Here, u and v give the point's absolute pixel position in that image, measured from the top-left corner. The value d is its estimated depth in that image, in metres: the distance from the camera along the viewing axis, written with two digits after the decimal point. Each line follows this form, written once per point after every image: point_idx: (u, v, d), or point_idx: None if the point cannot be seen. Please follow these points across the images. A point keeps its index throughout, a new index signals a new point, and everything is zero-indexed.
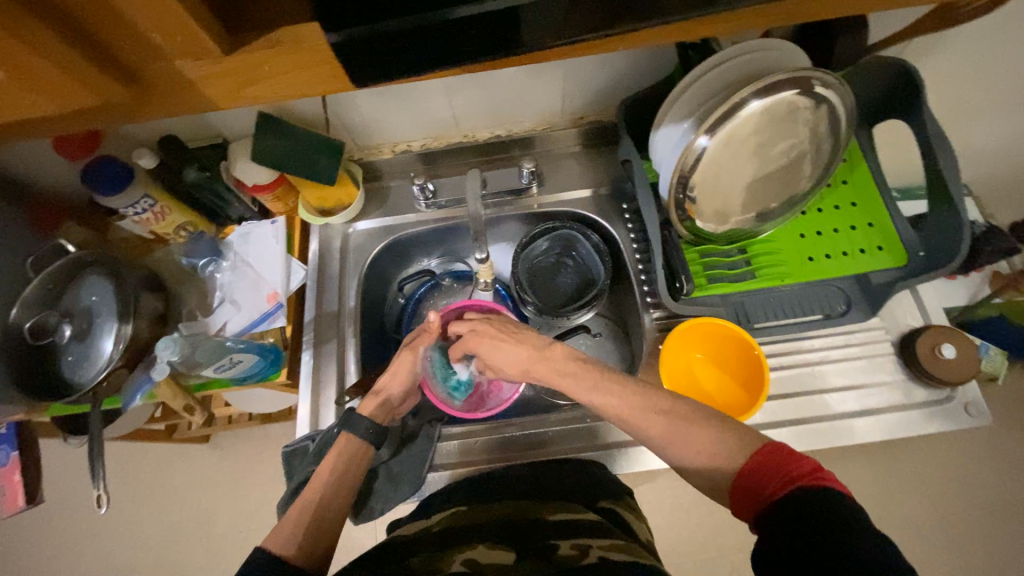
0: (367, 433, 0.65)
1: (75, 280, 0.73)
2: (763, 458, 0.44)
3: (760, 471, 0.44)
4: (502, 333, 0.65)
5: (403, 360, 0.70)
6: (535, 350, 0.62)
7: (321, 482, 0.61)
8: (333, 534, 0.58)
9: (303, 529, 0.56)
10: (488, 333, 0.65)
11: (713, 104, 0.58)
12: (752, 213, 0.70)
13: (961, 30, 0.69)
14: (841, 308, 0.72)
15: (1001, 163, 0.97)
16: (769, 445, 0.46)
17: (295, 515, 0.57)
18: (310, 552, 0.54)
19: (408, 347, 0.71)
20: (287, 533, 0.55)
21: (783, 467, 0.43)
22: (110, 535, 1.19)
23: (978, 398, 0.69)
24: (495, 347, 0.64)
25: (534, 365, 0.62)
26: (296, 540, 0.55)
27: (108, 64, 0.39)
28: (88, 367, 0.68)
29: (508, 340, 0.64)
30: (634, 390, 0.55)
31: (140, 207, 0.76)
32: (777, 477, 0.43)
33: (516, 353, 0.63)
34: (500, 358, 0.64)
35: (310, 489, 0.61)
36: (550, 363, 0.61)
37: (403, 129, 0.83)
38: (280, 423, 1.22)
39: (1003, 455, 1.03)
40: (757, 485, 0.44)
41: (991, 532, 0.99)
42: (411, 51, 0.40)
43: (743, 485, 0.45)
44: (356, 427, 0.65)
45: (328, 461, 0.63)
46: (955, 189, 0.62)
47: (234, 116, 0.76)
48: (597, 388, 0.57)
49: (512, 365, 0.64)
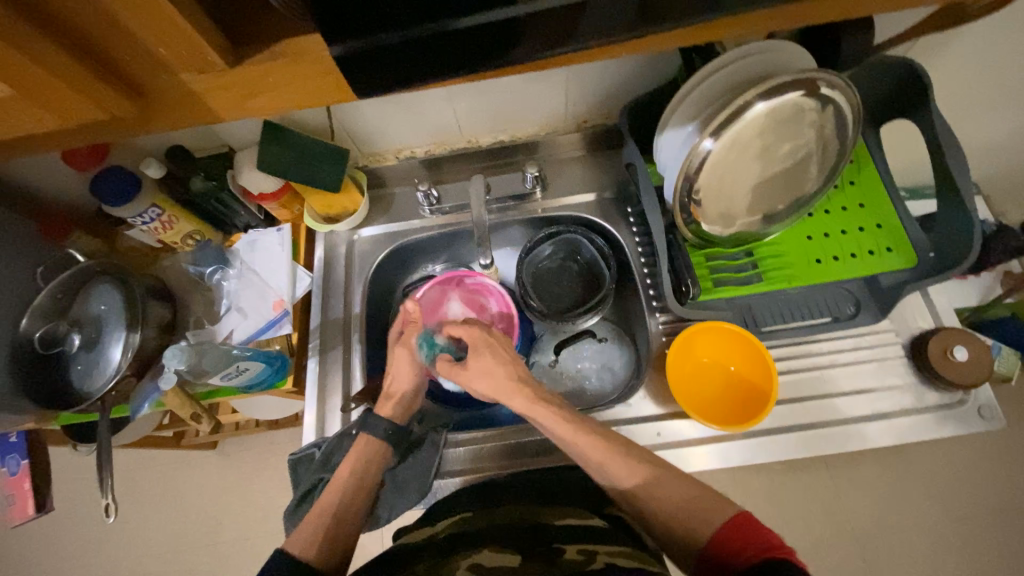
0: (387, 436, 0.67)
1: (84, 289, 0.73)
2: (738, 524, 0.45)
3: (735, 537, 0.44)
4: (496, 349, 0.64)
5: (397, 357, 0.71)
6: (517, 377, 0.61)
7: (340, 484, 0.63)
8: (345, 541, 0.59)
9: (318, 533, 0.58)
10: (487, 340, 0.65)
11: (718, 106, 0.58)
12: (757, 215, 0.69)
13: (968, 29, 0.68)
14: (850, 311, 0.71)
15: (1011, 162, 0.95)
16: (748, 516, 0.46)
17: (310, 521, 0.59)
18: (326, 556, 0.56)
19: (401, 342, 0.71)
20: (305, 535, 0.57)
21: (755, 537, 0.43)
22: (120, 542, 1.20)
23: (991, 401, 0.68)
24: (483, 353, 0.63)
25: (508, 394, 0.60)
26: (315, 545, 0.57)
27: (114, 79, 0.40)
28: (97, 376, 0.68)
29: (499, 359, 0.63)
30: (619, 443, 0.56)
31: (147, 216, 0.77)
32: (750, 545, 0.43)
33: (497, 374, 0.61)
34: (481, 380, 0.62)
35: (328, 493, 0.62)
36: (535, 392, 0.60)
37: (406, 136, 0.83)
38: (287, 430, 1.22)
39: (1019, 457, 1.01)
40: (728, 549, 0.44)
41: (1008, 537, 0.97)
42: (413, 61, 0.40)
43: (713, 549, 0.45)
44: (374, 429, 0.66)
45: (346, 465, 0.65)
46: (964, 188, 0.62)
47: (240, 126, 0.77)
48: (581, 428, 0.56)
49: (484, 387, 0.62)
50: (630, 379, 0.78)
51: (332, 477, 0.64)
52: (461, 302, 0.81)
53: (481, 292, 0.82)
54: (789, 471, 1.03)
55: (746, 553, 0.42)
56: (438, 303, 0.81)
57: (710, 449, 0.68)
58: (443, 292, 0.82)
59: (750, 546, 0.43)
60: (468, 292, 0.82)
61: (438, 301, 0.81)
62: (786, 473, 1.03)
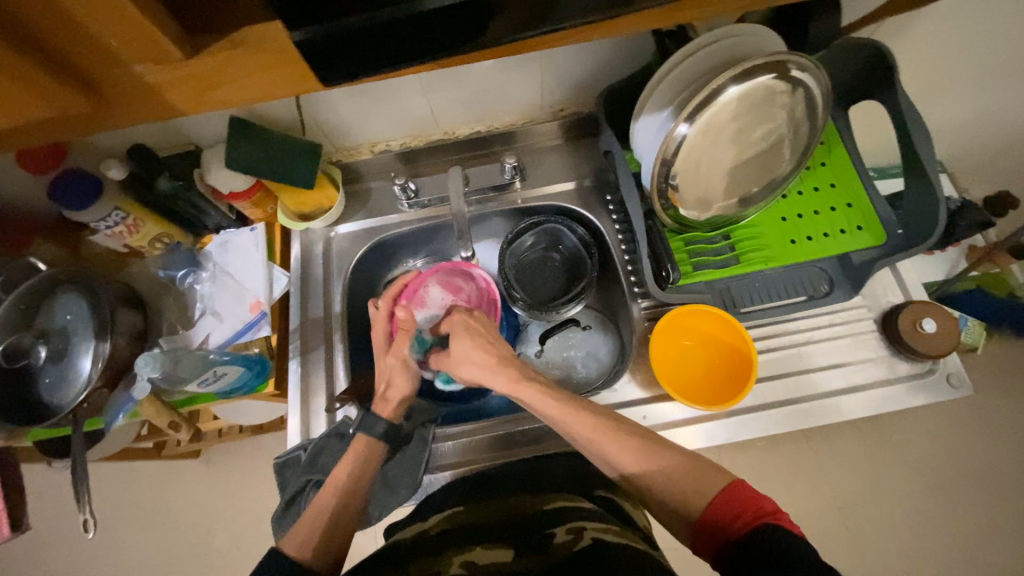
0: (383, 434, 0.66)
1: (48, 299, 0.70)
2: (731, 493, 0.45)
3: (725, 509, 0.44)
4: (477, 331, 0.64)
5: (388, 366, 0.68)
6: (500, 358, 0.61)
7: (336, 484, 0.61)
8: (341, 545, 0.58)
9: (313, 532, 0.56)
10: (464, 323, 0.65)
11: (692, 91, 0.58)
12: (734, 198, 0.70)
13: (930, 9, 0.70)
14: (824, 289, 0.73)
15: (973, 139, 0.98)
16: (738, 483, 0.46)
17: (308, 517, 0.58)
18: (323, 552, 0.55)
19: (392, 352, 0.68)
20: (300, 536, 0.56)
21: (749, 504, 0.44)
22: (104, 557, 1.17)
23: (958, 368, 0.71)
24: (461, 337, 0.63)
25: (489, 373, 0.60)
26: (310, 544, 0.55)
27: (61, 72, 0.37)
28: (68, 388, 0.66)
29: (479, 340, 0.63)
30: (605, 413, 0.56)
31: (111, 221, 0.73)
32: (745, 514, 0.43)
33: (479, 356, 0.61)
34: (463, 367, 0.62)
35: (323, 495, 0.60)
36: (521, 370, 0.60)
37: (381, 129, 0.81)
38: (272, 434, 1.20)
39: (986, 423, 1.06)
40: (720, 521, 0.44)
41: (977, 498, 1.02)
42: (378, 47, 0.39)
43: (705, 522, 0.45)
44: (372, 428, 0.65)
45: (343, 464, 0.63)
46: (929, 165, 0.64)
47: (206, 123, 0.74)
48: (577, 404, 0.56)
49: (466, 371, 0.62)
50: (615, 366, 0.79)
51: (328, 477, 0.62)
52: (441, 286, 0.78)
53: (461, 273, 0.79)
54: (772, 447, 1.06)
55: (738, 523, 0.43)
56: (417, 289, 0.77)
57: (696, 429, 0.70)
58: (421, 278, 0.77)
59: (743, 515, 0.43)
60: (448, 275, 0.79)
61: (416, 288, 0.77)
62: (770, 449, 1.06)
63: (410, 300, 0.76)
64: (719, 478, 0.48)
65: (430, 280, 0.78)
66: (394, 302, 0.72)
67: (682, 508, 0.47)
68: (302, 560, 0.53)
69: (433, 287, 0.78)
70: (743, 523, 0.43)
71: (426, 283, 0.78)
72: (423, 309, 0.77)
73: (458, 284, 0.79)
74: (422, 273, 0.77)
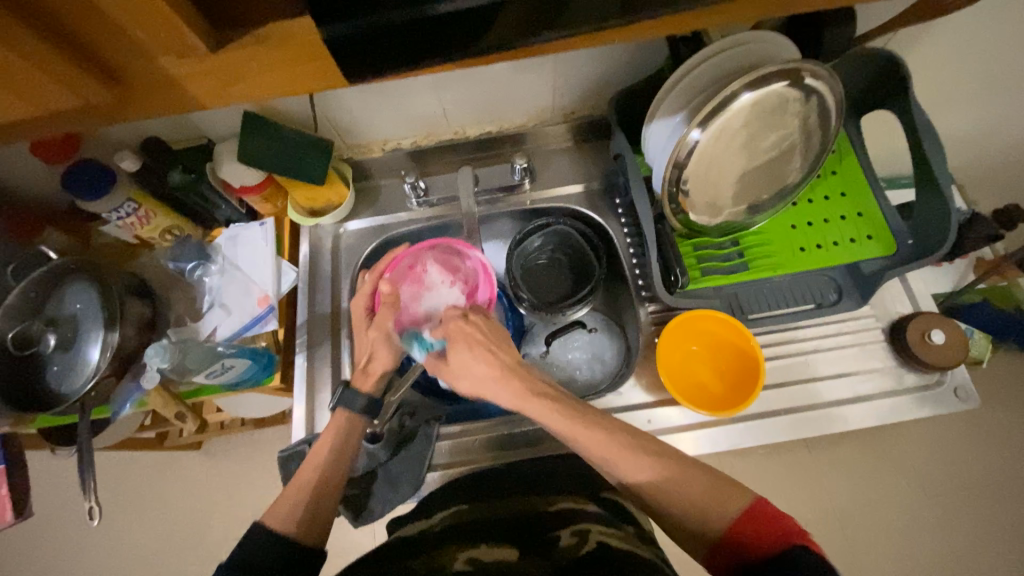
0: (363, 409, 0.66)
1: (58, 288, 0.70)
2: (757, 512, 0.45)
3: (751, 528, 0.44)
4: (483, 336, 0.61)
5: (370, 339, 0.68)
6: (504, 369, 0.59)
7: (317, 462, 0.61)
8: (323, 524, 0.56)
9: (297, 506, 0.56)
10: (465, 330, 0.62)
11: (704, 97, 0.58)
12: (743, 205, 0.70)
13: (944, 21, 0.70)
14: (832, 297, 0.73)
15: (984, 150, 0.98)
16: (762, 502, 0.46)
17: (290, 495, 0.57)
18: (308, 527, 0.55)
19: (375, 325, 0.68)
20: (285, 509, 0.56)
21: (773, 524, 0.43)
22: (105, 545, 1.17)
23: (966, 381, 0.70)
24: (461, 347, 0.61)
25: (493, 384, 0.59)
26: (294, 517, 0.55)
27: (86, 62, 0.38)
28: (75, 377, 0.66)
29: (486, 347, 0.61)
30: (613, 425, 0.54)
31: (122, 211, 0.75)
32: (767, 536, 0.43)
33: (484, 368, 0.59)
34: (464, 374, 0.60)
35: (305, 469, 0.60)
36: (524, 381, 0.58)
37: (392, 127, 0.82)
38: (273, 428, 1.20)
39: (990, 437, 1.05)
40: (743, 540, 0.44)
41: (979, 511, 1.01)
42: (393, 45, 0.39)
43: (728, 541, 0.45)
44: (352, 403, 0.65)
45: (324, 441, 0.63)
46: (942, 177, 0.63)
47: (219, 117, 0.75)
48: (581, 419, 0.54)
49: (467, 382, 0.60)
50: (620, 369, 0.78)
51: (311, 452, 0.62)
52: (437, 266, 0.75)
53: (457, 253, 0.75)
54: (773, 455, 1.06)
55: (763, 544, 0.43)
56: (411, 266, 0.74)
57: (698, 434, 0.70)
58: (415, 255, 0.75)
59: (768, 537, 0.43)
60: (444, 254, 0.76)
61: (410, 264, 0.75)
62: (770, 457, 1.06)
63: (402, 276, 0.73)
64: (740, 495, 0.47)
65: (427, 259, 0.75)
66: (381, 275, 0.72)
67: (698, 529, 0.47)
68: (284, 531, 0.53)
69: (429, 267, 0.75)
70: (770, 544, 0.42)
71: (421, 262, 0.75)
72: (419, 289, 0.73)
73: (456, 262, 0.75)
74: (414, 249, 0.75)
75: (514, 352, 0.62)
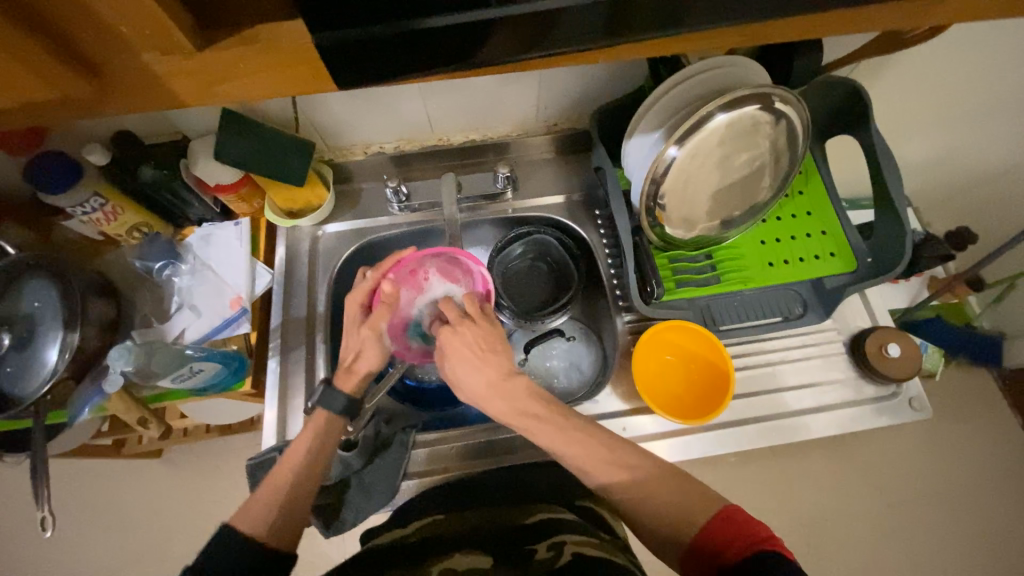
0: (343, 410, 0.63)
1: (13, 285, 0.66)
2: (725, 519, 0.44)
3: (719, 536, 0.43)
4: (473, 346, 0.59)
5: (360, 337, 0.65)
6: (493, 382, 0.57)
7: (291, 464, 0.58)
8: (295, 530, 0.55)
9: (268, 508, 0.54)
10: (459, 339, 0.59)
11: (682, 115, 0.61)
12: (717, 220, 0.73)
13: (901, 56, 0.76)
14: (798, 311, 0.76)
15: (937, 176, 1.05)
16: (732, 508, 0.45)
17: (264, 493, 0.56)
18: (279, 530, 0.53)
19: (368, 323, 0.65)
20: (255, 513, 0.54)
21: (742, 530, 0.43)
22: (55, 559, 1.11)
23: (920, 393, 0.75)
24: (453, 359, 0.59)
25: (489, 396, 0.57)
26: (266, 519, 0.53)
27: (64, 55, 0.37)
28: (29, 379, 0.62)
29: (477, 357, 0.58)
30: (596, 429, 0.54)
31: (88, 207, 0.71)
32: (736, 543, 0.42)
33: (478, 377, 0.57)
34: (461, 383, 0.59)
35: (282, 468, 0.58)
36: (513, 395, 0.56)
37: (375, 131, 0.81)
38: (241, 434, 1.16)
39: (943, 446, 1.11)
40: (711, 548, 0.43)
41: (931, 517, 1.06)
42: (384, 55, 0.40)
43: (698, 548, 0.44)
44: (331, 403, 0.63)
45: (301, 441, 0.60)
46: (898, 199, 0.68)
47: (196, 112, 0.73)
48: (568, 429, 0.54)
49: (466, 394, 0.59)
50: (597, 377, 0.79)
51: (287, 451, 0.59)
52: (439, 275, 0.74)
53: (461, 265, 0.74)
54: (743, 463, 1.09)
55: (730, 552, 0.42)
56: (414, 271, 0.73)
57: (670, 442, 0.72)
58: (420, 260, 0.73)
59: (737, 542, 0.42)
60: (447, 263, 0.75)
61: (413, 269, 0.73)
62: (739, 464, 1.09)
63: (404, 280, 0.71)
64: (715, 502, 0.47)
65: (429, 266, 0.74)
66: (385, 275, 0.69)
67: (667, 536, 0.46)
68: (257, 535, 0.52)
69: (431, 274, 0.74)
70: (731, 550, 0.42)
71: (424, 268, 0.74)
72: (417, 295, 0.72)
73: (458, 275, 0.74)
74: (420, 254, 0.74)
75: (508, 359, 0.58)
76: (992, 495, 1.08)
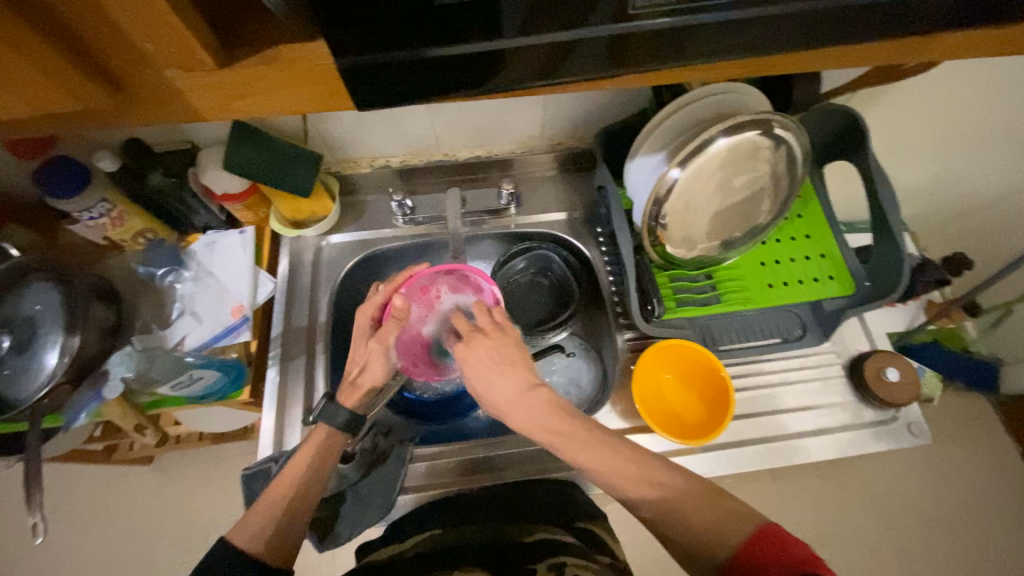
0: (345, 424, 0.63)
1: (16, 287, 0.66)
2: (763, 539, 0.45)
3: (758, 555, 0.44)
4: (487, 362, 0.57)
5: (369, 351, 0.65)
6: (512, 398, 0.56)
7: (292, 478, 0.58)
8: (292, 547, 0.55)
9: (269, 519, 0.54)
10: (473, 355, 0.58)
11: (685, 139, 0.62)
12: (717, 241, 0.74)
13: (897, 87, 0.78)
14: (797, 333, 0.78)
15: (932, 203, 1.07)
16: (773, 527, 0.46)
17: (266, 502, 0.56)
18: (276, 545, 0.53)
19: (376, 337, 0.65)
20: (256, 525, 0.54)
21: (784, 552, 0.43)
22: (39, 567, 1.08)
23: (918, 418, 0.75)
24: (469, 375, 0.58)
25: (510, 411, 0.56)
26: (266, 533, 0.53)
27: (90, 68, 0.37)
28: (27, 383, 0.62)
29: (494, 369, 0.57)
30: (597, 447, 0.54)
31: (95, 212, 0.72)
32: (778, 561, 0.43)
33: (497, 390, 0.57)
34: (482, 398, 0.59)
35: (282, 482, 0.58)
36: (531, 411, 0.55)
37: (383, 145, 0.83)
38: (234, 443, 1.15)
39: (941, 472, 1.11)
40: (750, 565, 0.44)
41: (930, 545, 1.05)
42: (398, 78, 0.41)
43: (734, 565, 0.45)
44: (334, 415, 0.63)
45: (303, 452, 0.60)
46: (895, 225, 0.69)
47: (208, 123, 0.75)
48: (571, 447, 0.54)
49: (488, 408, 0.59)
50: (596, 395, 0.79)
51: (288, 466, 0.59)
52: (451, 293, 0.72)
53: (473, 284, 0.72)
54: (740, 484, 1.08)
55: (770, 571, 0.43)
56: (426, 288, 0.72)
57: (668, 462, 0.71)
58: (432, 276, 0.72)
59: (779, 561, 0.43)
60: (460, 280, 0.73)
61: (425, 286, 0.72)
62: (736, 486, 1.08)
63: (415, 296, 0.70)
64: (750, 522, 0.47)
65: (442, 283, 0.73)
66: (397, 289, 0.69)
67: (703, 551, 0.47)
68: (252, 552, 0.51)
69: (442, 292, 0.73)
70: (779, 570, 0.42)
71: (436, 286, 0.72)
72: (428, 313, 0.71)
73: (469, 292, 0.72)
74: (433, 270, 0.73)
75: (525, 373, 0.57)
76: (991, 523, 1.08)
